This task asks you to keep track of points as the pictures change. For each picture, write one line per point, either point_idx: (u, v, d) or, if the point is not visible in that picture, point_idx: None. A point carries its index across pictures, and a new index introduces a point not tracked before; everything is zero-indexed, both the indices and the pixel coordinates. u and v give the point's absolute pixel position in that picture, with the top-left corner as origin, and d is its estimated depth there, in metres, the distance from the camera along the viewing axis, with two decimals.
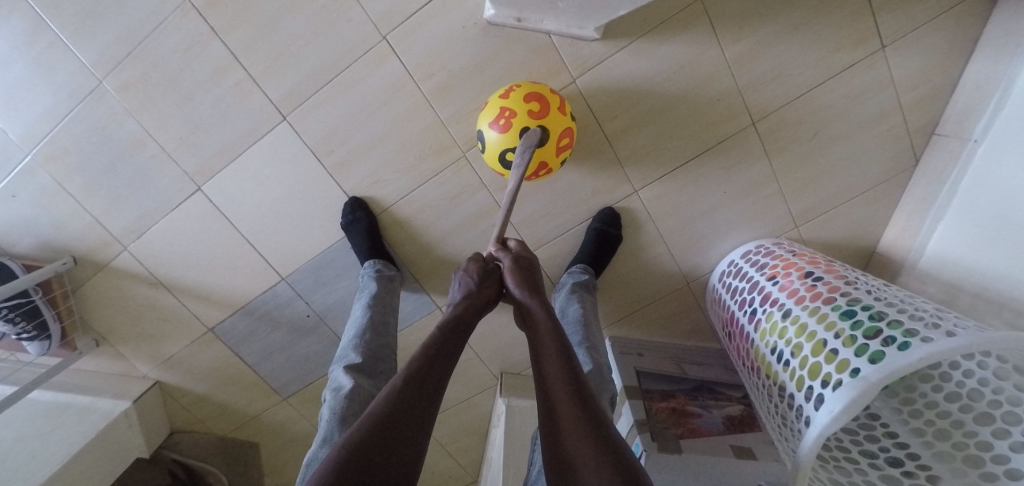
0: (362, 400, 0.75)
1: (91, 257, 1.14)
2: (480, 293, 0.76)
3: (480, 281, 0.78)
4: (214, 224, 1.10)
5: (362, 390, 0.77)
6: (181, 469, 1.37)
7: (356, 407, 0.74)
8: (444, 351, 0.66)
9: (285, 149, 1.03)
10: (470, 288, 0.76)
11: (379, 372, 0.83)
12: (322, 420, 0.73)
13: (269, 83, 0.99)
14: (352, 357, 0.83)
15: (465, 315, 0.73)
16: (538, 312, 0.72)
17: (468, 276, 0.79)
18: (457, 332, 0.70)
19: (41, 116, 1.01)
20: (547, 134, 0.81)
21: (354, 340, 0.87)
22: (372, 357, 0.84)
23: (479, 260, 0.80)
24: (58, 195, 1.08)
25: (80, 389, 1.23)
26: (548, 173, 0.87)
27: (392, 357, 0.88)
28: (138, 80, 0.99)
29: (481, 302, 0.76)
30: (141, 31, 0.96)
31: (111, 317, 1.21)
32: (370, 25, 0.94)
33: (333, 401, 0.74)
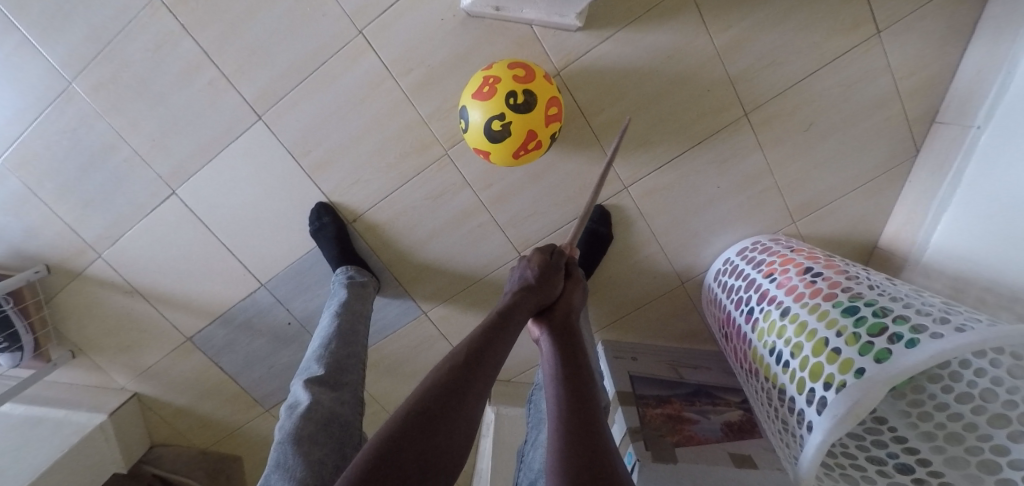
0: (319, 418, 0.71)
1: (64, 265, 1.10)
2: (537, 287, 0.70)
3: (540, 275, 0.72)
4: (189, 230, 1.06)
5: (320, 407, 0.72)
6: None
7: (312, 424, 0.70)
8: (495, 343, 0.62)
9: (260, 150, 0.99)
10: (530, 283, 0.71)
11: (344, 384, 0.79)
12: (276, 442, 0.68)
13: (243, 81, 0.95)
14: (315, 369, 0.79)
15: (513, 310, 0.67)
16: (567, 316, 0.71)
17: (529, 267, 0.73)
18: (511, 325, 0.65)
19: (10, 120, 0.98)
20: (535, 99, 0.77)
21: (318, 350, 0.83)
22: (336, 369, 0.80)
23: (543, 252, 0.75)
24: (30, 201, 1.04)
25: (55, 402, 1.19)
26: (538, 146, 0.80)
27: (360, 367, 0.84)
28: (108, 82, 0.96)
29: (538, 300, 0.70)
30: (110, 30, 0.92)
31: (87, 327, 1.17)
32: (346, 20, 0.91)
33: (288, 419, 0.70)
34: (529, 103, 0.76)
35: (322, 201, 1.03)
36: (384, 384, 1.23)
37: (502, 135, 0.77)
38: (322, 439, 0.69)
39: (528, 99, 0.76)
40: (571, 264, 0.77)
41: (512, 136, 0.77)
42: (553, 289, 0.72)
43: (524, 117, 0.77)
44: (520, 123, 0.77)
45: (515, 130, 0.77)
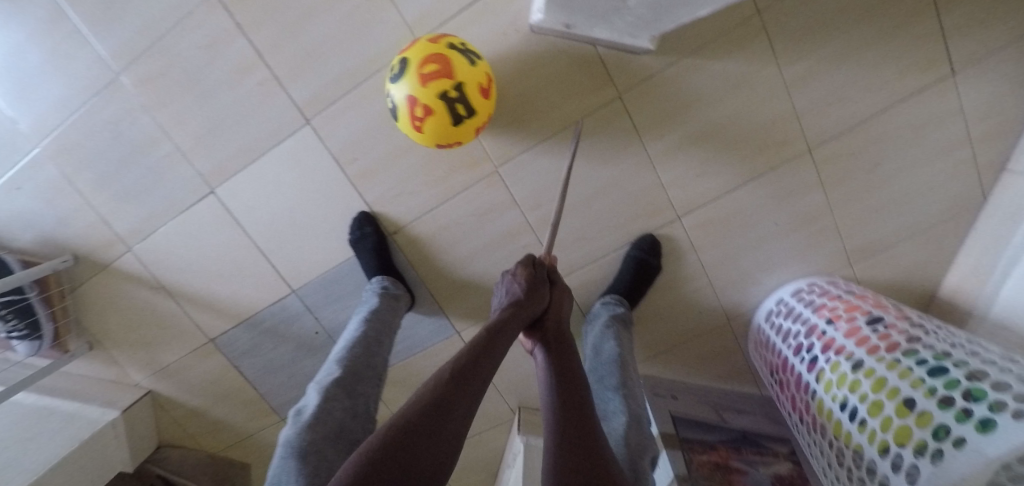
0: (327, 430, 0.62)
1: (92, 257, 1.08)
2: (531, 298, 0.68)
3: (528, 289, 0.69)
4: (224, 230, 1.03)
5: (329, 419, 0.63)
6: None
7: (316, 434, 0.60)
8: (487, 355, 0.58)
9: (305, 155, 0.97)
10: (519, 297, 0.67)
11: (359, 394, 0.69)
12: (276, 452, 0.60)
13: (294, 83, 0.93)
14: (332, 372, 0.70)
15: (505, 324, 0.63)
16: (553, 331, 0.68)
17: (516, 282, 0.70)
18: (503, 338, 0.62)
19: (55, 109, 0.97)
20: (404, 65, 0.73)
21: (339, 354, 0.75)
22: (353, 374, 0.71)
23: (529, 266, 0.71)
24: (66, 190, 1.03)
25: (70, 395, 1.16)
26: (426, 114, 0.73)
27: (376, 380, 0.74)
28: (156, 76, 0.94)
29: (529, 313, 0.66)
30: (164, 25, 0.91)
31: (108, 320, 1.14)
32: (405, 29, 0.89)
33: (292, 426, 0.62)
34: (400, 69, 0.74)
35: (363, 210, 1.00)
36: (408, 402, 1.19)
37: (396, 108, 0.76)
38: (331, 456, 0.60)
39: (397, 68, 0.75)
40: (553, 274, 0.75)
41: (398, 109, 0.76)
42: (540, 303, 0.69)
43: (394, 86, 0.75)
44: (394, 93, 0.75)
45: (396, 101, 0.75)
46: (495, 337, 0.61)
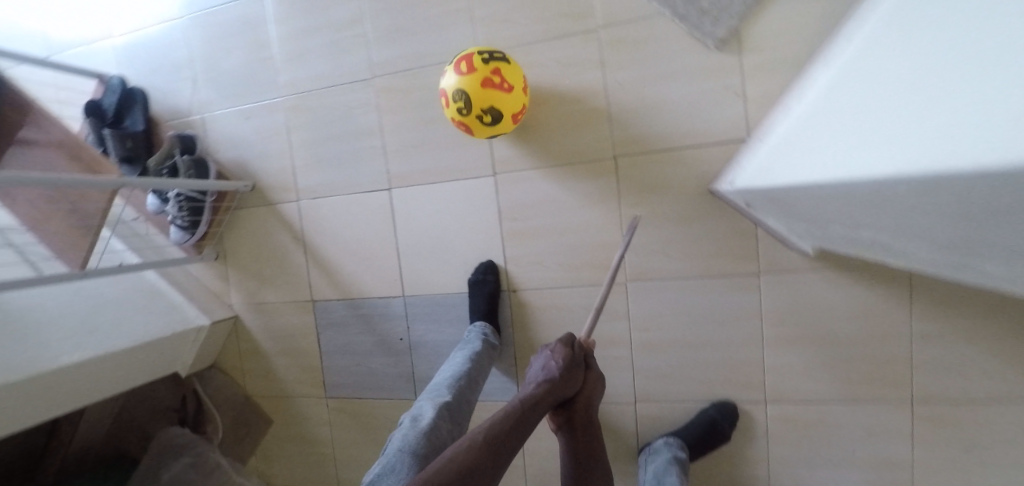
0: (435, 442, 0.74)
1: (265, 191, 1.26)
2: (563, 381, 0.73)
3: (563, 371, 0.73)
4: (380, 222, 1.18)
5: (438, 434, 0.75)
6: (190, 430, 1.34)
7: (420, 444, 0.73)
8: (513, 432, 0.68)
9: (478, 198, 1.11)
10: (552, 378, 0.73)
11: (458, 422, 0.81)
12: (391, 446, 0.73)
13: (499, 142, 1.09)
14: (442, 394, 0.82)
15: (532, 405, 0.70)
16: (578, 415, 0.75)
17: (553, 359, 0.75)
18: (530, 417, 0.70)
19: (313, 78, 1.19)
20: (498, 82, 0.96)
21: (447, 379, 0.86)
22: (458, 402, 0.82)
23: (568, 347, 0.75)
24: (281, 135, 1.23)
25: (180, 288, 1.30)
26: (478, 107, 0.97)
27: (469, 416, 0.85)
28: (398, 89, 1.13)
29: (559, 396, 0.73)
30: (426, 58, 1.10)
31: (245, 244, 1.30)
32: (609, 143, 1.02)
33: (408, 430, 0.74)
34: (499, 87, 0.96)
35: (494, 260, 1.12)
36: None
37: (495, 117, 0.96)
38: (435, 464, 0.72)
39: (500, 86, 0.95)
40: (589, 357, 0.78)
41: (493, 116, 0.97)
42: (572, 386, 0.74)
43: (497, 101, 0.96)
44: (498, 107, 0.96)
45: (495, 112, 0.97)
46: (525, 418, 0.69)
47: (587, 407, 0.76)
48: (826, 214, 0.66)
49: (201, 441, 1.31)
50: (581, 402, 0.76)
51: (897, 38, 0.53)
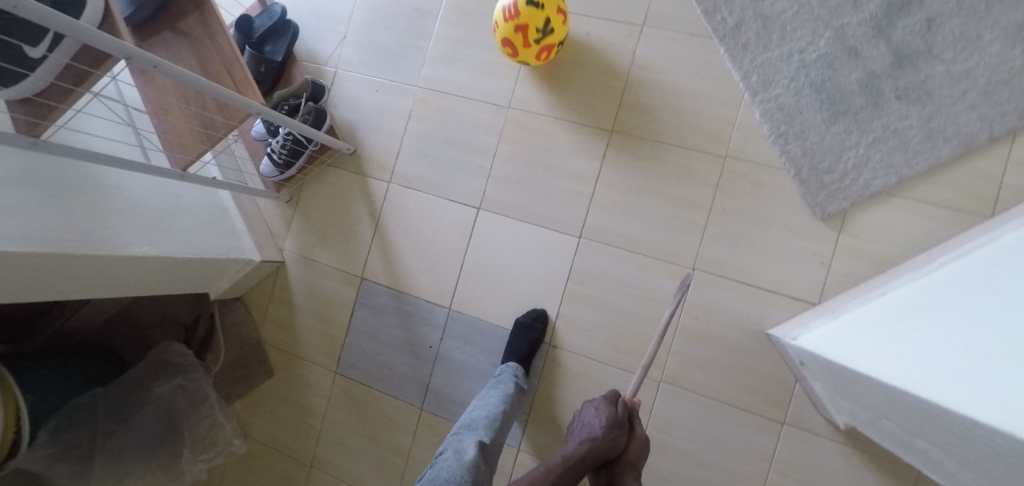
0: (477, 477, 0.83)
1: (362, 162, 1.33)
2: (606, 437, 0.78)
3: (607, 429, 0.78)
4: (457, 234, 1.24)
5: (479, 470, 0.83)
6: (191, 352, 1.35)
7: (467, 479, 0.81)
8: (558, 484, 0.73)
9: (556, 251, 1.17)
10: (595, 436, 0.77)
11: (492, 459, 0.89)
12: (438, 472, 0.81)
13: (597, 211, 1.16)
14: (483, 433, 0.89)
15: (574, 459, 0.75)
16: (624, 471, 0.79)
17: (596, 417, 0.80)
18: (574, 469, 0.75)
19: (452, 85, 1.28)
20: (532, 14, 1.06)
21: (486, 418, 0.93)
22: (495, 440, 0.90)
23: (612, 407, 0.81)
24: (400, 121, 1.31)
25: (246, 217, 1.34)
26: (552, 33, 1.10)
27: (498, 455, 0.92)
28: (525, 128, 1.22)
29: (604, 451, 0.77)
30: (562, 113, 1.20)
31: (323, 200, 1.36)
32: (693, 253, 1.10)
33: (453, 463, 0.82)
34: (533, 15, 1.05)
35: (545, 310, 1.17)
36: (417, 456, 1.21)
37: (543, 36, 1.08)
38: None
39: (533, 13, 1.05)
40: (633, 416, 0.84)
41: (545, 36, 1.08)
42: (616, 443, 0.79)
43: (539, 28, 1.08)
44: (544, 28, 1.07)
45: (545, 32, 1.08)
46: (568, 470, 0.74)
47: (631, 463, 0.80)
48: (884, 407, 0.72)
49: (197, 368, 1.32)
50: (625, 457, 0.80)
51: (984, 281, 0.64)
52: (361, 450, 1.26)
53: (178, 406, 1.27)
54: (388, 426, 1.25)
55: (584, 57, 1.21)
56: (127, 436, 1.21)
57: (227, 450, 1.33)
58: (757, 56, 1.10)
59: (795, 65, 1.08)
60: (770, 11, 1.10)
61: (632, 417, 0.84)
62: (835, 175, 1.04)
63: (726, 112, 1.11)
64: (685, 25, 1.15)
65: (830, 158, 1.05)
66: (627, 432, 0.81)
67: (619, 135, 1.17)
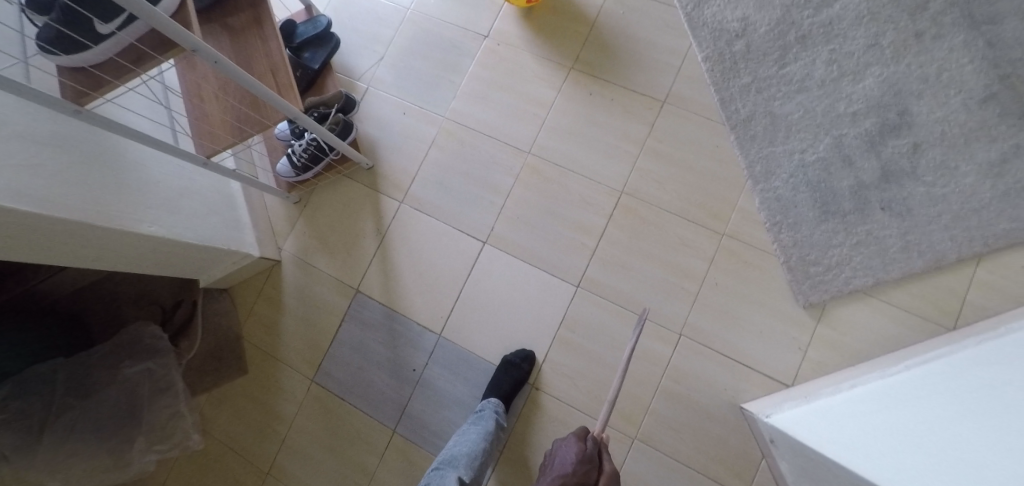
0: None
1: (378, 179, 1.37)
2: (575, 469, 0.81)
3: (577, 463, 0.82)
4: (459, 264, 1.27)
5: None
6: (165, 336, 1.29)
7: None
8: None
9: (553, 295, 1.22)
10: (565, 469, 0.81)
11: None
12: None
13: (597, 264, 1.21)
14: (462, 471, 0.92)
15: None
16: None
17: (566, 453, 0.85)
18: None
19: (478, 122, 1.35)
20: None
21: (466, 457, 0.95)
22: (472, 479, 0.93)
23: (580, 443, 0.86)
24: (422, 146, 1.36)
25: (252, 212, 1.35)
26: None
27: None
28: (541, 175, 1.29)
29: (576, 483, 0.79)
30: (578, 167, 1.28)
31: (332, 208, 1.38)
32: (682, 319, 1.16)
33: None
34: None
35: (534, 351, 1.19)
36: (381, 479, 1.20)
37: None
38: None
39: None
40: (605, 452, 0.87)
41: None
42: (588, 475, 0.81)
43: None
44: None
45: None
46: None
47: None
48: None
49: (169, 354, 1.26)
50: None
51: (969, 399, 0.67)
52: (324, 465, 1.24)
53: (143, 391, 1.21)
54: (356, 444, 1.23)
55: (607, 120, 1.29)
56: (85, 411, 1.13)
57: (183, 444, 1.27)
58: (763, 149, 1.20)
59: (795, 163, 1.18)
60: (780, 111, 1.21)
61: (603, 453, 0.86)
62: (820, 268, 1.13)
63: (729, 194, 1.20)
64: (702, 109, 1.26)
65: (818, 252, 1.13)
66: (598, 466, 0.84)
67: (628, 197, 1.24)
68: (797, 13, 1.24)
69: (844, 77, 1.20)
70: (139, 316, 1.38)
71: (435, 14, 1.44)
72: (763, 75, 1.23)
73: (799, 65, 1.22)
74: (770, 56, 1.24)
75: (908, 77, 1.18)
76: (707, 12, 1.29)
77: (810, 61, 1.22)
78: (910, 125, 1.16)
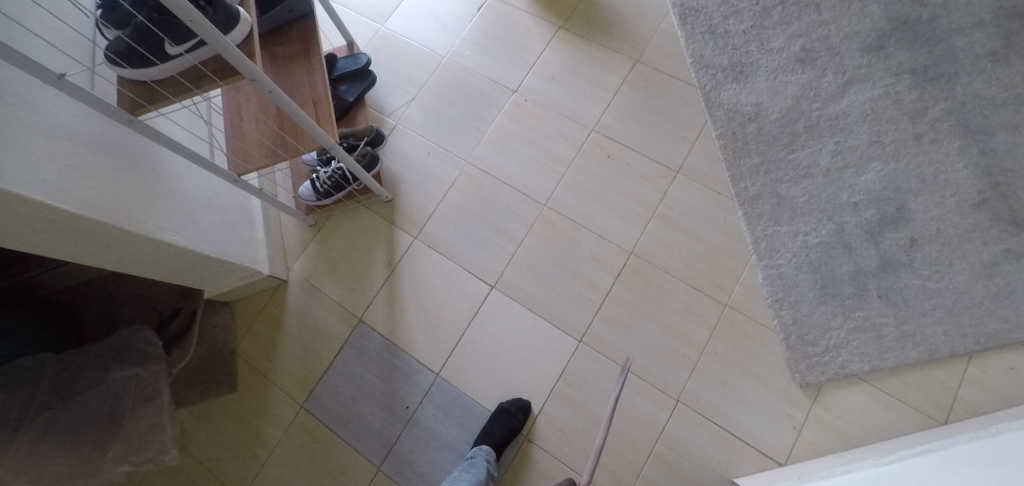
0: None
1: (395, 212, 1.41)
2: None
3: None
4: (465, 304, 1.29)
5: None
6: (158, 342, 1.26)
7: None
8: None
9: (555, 347, 1.23)
10: None
11: None
12: None
13: (600, 319, 1.24)
14: None
15: None
16: None
17: None
18: None
19: (499, 170, 1.40)
20: None
21: None
22: None
23: None
24: (442, 186, 1.41)
25: (268, 231, 1.37)
26: None
27: None
28: (554, 227, 1.33)
29: None
30: (590, 223, 1.32)
31: (346, 236, 1.41)
32: (680, 384, 1.17)
33: None
34: None
35: (530, 401, 1.19)
36: None
37: None
38: None
39: None
40: None
41: None
42: None
43: None
44: None
45: None
46: None
47: None
48: None
49: (160, 362, 1.23)
50: None
51: None
52: None
53: (126, 398, 1.16)
54: (337, 478, 1.20)
55: (622, 182, 1.35)
56: (71, 412, 1.09)
57: (158, 458, 1.19)
58: (768, 226, 1.26)
59: (799, 243, 1.23)
60: (786, 193, 1.27)
61: None
62: (818, 349, 1.15)
63: (734, 266, 1.24)
64: (713, 183, 1.32)
65: (816, 332, 1.16)
66: None
67: (636, 257, 1.28)
68: (806, 104, 1.34)
69: (848, 168, 1.27)
70: (135, 320, 1.34)
71: (468, 65, 1.53)
72: (772, 157, 1.30)
73: (806, 153, 1.30)
74: (780, 141, 1.31)
75: (907, 175, 1.25)
76: (723, 94, 1.38)
77: (816, 150, 1.30)
78: (909, 221, 1.22)
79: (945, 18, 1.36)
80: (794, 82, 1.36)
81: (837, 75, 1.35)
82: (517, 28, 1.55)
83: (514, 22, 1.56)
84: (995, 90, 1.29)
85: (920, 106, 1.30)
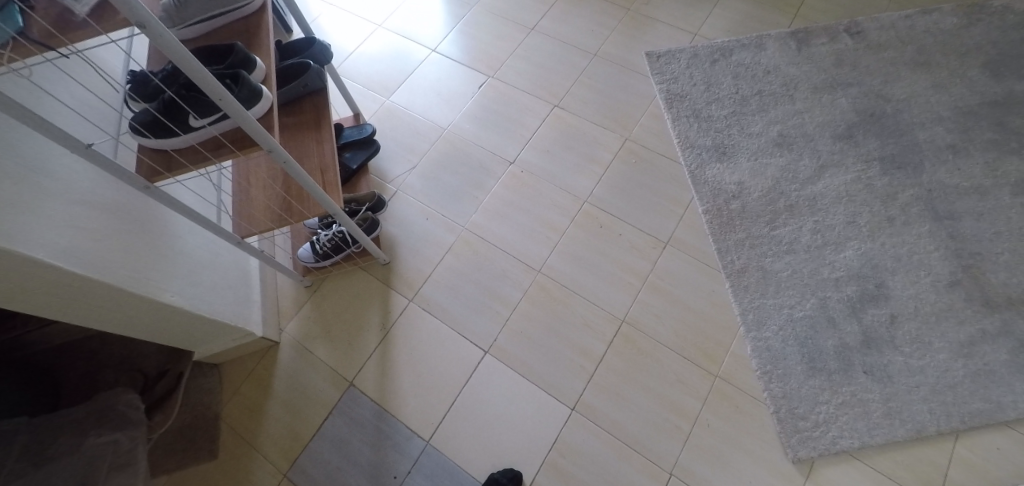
0: None
1: (392, 275, 1.43)
2: None
3: None
4: (459, 370, 1.29)
5: None
6: (140, 405, 1.22)
7: None
8: None
9: (547, 415, 1.22)
10: None
11: None
12: None
13: (593, 388, 1.24)
14: None
15: None
16: None
17: None
18: None
19: (495, 236, 1.45)
20: None
21: None
22: None
23: None
24: (440, 250, 1.45)
25: (264, 292, 1.38)
26: None
27: None
28: (548, 294, 1.36)
29: None
30: (584, 291, 1.36)
31: (341, 297, 1.42)
32: (673, 456, 1.16)
33: None
34: None
35: (521, 473, 1.16)
36: None
37: None
38: None
39: None
40: None
41: None
42: None
43: None
44: None
45: None
46: None
47: None
48: None
49: (140, 427, 1.18)
50: None
51: None
52: None
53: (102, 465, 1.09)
54: None
55: (614, 252, 1.40)
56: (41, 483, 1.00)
57: None
58: (755, 299, 1.30)
59: (785, 316, 1.27)
60: (770, 268, 1.33)
61: None
62: (808, 423, 1.16)
63: (723, 337, 1.27)
64: (701, 255, 1.38)
65: (806, 406, 1.18)
66: None
67: (627, 326, 1.30)
68: (785, 185, 1.43)
69: (828, 245, 1.34)
70: (118, 380, 1.31)
71: (469, 137, 1.61)
72: (756, 233, 1.37)
73: (788, 230, 1.37)
74: (762, 218, 1.39)
75: (883, 254, 1.32)
76: (708, 172, 1.47)
77: (797, 227, 1.37)
78: (887, 298, 1.27)
79: (907, 113, 1.50)
80: (773, 164, 1.46)
81: (812, 159, 1.46)
82: (516, 104, 1.66)
83: (513, 100, 1.67)
84: (957, 180, 1.39)
85: (891, 191, 1.39)
